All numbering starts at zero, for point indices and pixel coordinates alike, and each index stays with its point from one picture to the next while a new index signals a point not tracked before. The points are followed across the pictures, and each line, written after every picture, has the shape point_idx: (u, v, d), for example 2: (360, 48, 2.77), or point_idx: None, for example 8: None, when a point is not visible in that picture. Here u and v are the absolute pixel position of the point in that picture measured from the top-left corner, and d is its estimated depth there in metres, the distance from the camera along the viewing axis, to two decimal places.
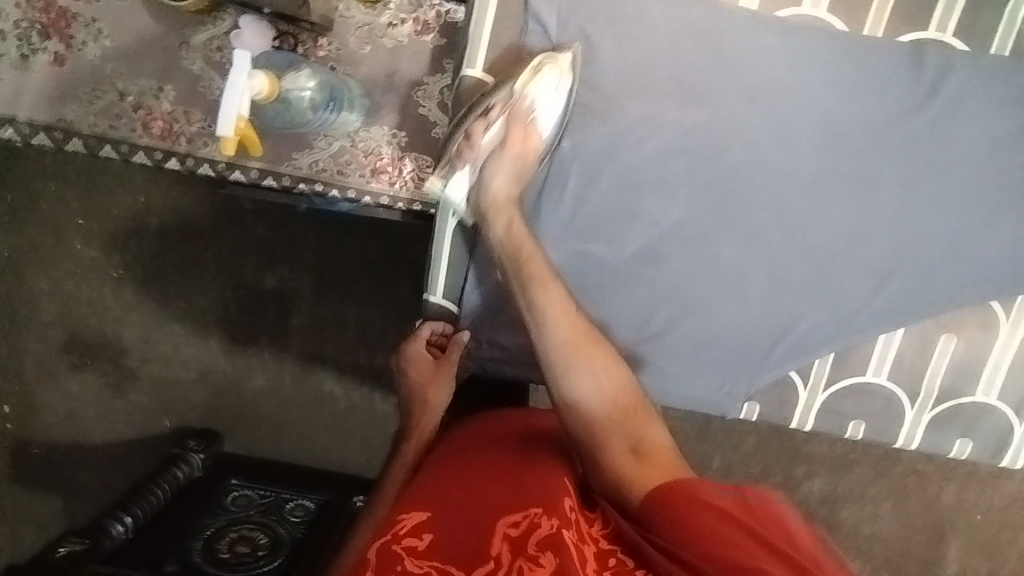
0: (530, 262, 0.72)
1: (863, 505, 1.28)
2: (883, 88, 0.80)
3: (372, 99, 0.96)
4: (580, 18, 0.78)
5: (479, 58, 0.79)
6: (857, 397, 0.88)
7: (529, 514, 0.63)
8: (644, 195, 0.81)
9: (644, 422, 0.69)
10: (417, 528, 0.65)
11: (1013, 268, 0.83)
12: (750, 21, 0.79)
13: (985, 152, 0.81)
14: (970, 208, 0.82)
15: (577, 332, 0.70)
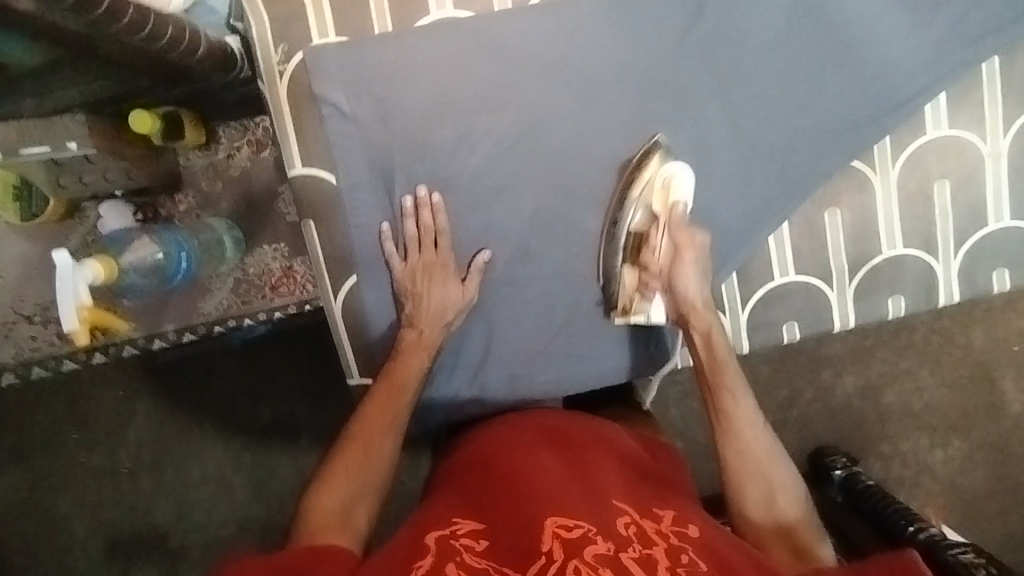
0: (727, 372, 0.78)
1: (904, 383, 1.27)
2: (660, 20, 0.81)
3: (242, 227, 1.01)
4: (361, 83, 0.80)
5: (294, 156, 0.82)
6: (777, 303, 0.89)
7: (582, 525, 0.60)
8: (490, 206, 0.83)
9: (777, 475, 0.74)
10: (473, 533, 0.63)
11: (860, 120, 0.84)
12: (510, 16, 0.80)
13: (780, 31, 0.82)
14: (794, 84, 0.83)
15: (755, 449, 0.75)
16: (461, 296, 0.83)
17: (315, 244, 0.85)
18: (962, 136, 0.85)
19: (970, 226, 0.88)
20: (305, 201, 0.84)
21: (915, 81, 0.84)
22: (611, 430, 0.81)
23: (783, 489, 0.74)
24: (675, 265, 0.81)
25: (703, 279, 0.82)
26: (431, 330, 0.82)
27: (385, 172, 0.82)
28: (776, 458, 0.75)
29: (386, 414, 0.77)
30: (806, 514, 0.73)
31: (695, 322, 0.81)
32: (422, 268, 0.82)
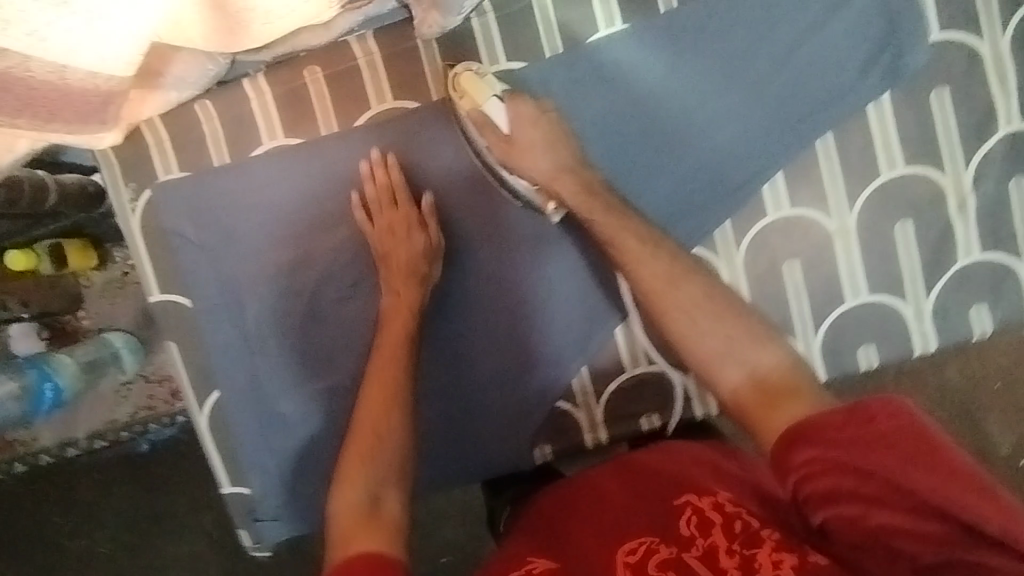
0: (600, 212, 0.74)
1: None
2: None
3: (141, 337, 1.06)
4: (205, 214, 0.85)
5: (151, 282, 0.87)
6: (633, 395, 0.88)
7: (644, 540, 0.58)
8: (336, 317, 0.87)
9: (746, 345, 0.63)
10: (546, 571, 0.59)
11: (698, 207, 0.83)
12: (335, 140, 0.84)
13: (603, 126, 0.82)
14: (625, 179, 0.82)
15: (651, 276, 0.70)
16: (429, 244, 0.82)
17: (178, 361, 0.89)
18: (805, 214, 0.83)
19: (829, 303, 0.85)
20: (166, 324, 0.88)
21: (749, 164, 0.82)
22: (654, 454, 0.70)
23: (743, 342, 0.64)
24: (529, 143, 0.78)
25: (552, 146, 0.78)
26: (409, 287, 0.80)
27: (234, 293, 0.87)
28: (738, 325, 0.65)
29: (389, 369, 0.73)
30: (763, 343, 0.63)
31: (572, 193, 0.76)
32: (393, 225, 0.81)
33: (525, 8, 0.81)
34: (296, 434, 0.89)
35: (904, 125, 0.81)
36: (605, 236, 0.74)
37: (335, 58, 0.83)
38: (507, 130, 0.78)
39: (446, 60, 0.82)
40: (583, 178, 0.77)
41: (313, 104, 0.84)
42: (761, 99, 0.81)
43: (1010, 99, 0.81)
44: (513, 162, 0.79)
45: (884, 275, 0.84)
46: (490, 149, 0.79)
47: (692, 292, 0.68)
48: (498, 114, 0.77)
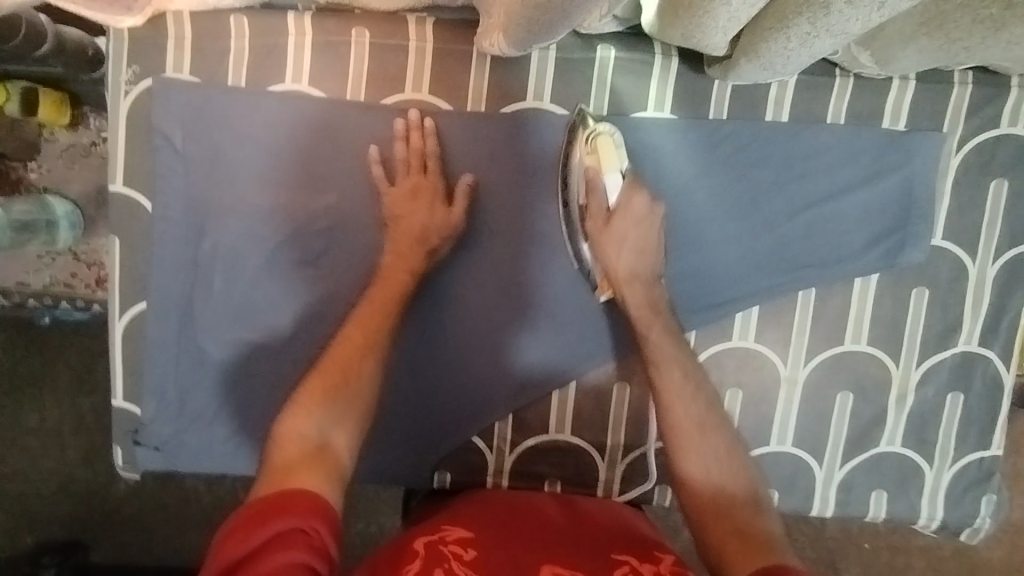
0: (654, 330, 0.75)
1: None
2: (503, 154, 0.82)
3: (86, 214, 1.00)
4: (199, 127, 0.81)
5: (118, 172, 0.83)
6: (544, 457, 0.87)
7: (573, 573, 0.66)
8: (290, 278, 0.84)
9: (742, 512, 0.67)
10: (462, 540, 0.69)
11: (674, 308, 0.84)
12: (358, 110, 0.81)
13: None
14: None
15: (682, 420, 0.71)
16: (446, 223, 0.80)
17: (115, 260, 0.84)
18: (763, 353, 0.86)
19: (754, 439, 0.87)
20: (117, 218, 0.83)
21: (735, 287, 0.84)
22: (605, 507, 0.80)
23: (746, 511, 0.67)
24: (627, 228, 0.77)
25: (640, 253, 0.77)
26: (412, 254, 0.79)
27: (198, 215, 0.83)
28: (739, 484, 0.69)
29: (365, 328, 0.74)
30: (748, 477, 0.69)
31: (637, 305, 0.76)
32: (410, 197, 0.80)
33: (587, 60, 0.80)
34: (207, 374, 0.86)
35: (879, 308, 0.85)
36: (648, 357, 0.75)
37: (388, 30, 0.81)
38: (609, 207, 0.77)
39: (494, 76, 0.81)
40: (653, 295, 0.77)
41: (349, 65, 0.81)
42: (765, 234, 0.83)
43: (976, 321, 0.85)
44: (599, 249, 0.78)
45: (809, 434, 0.88)
46: (587, 216, 0.78)
47: (702, 421, 0.71)
48: (612, 189, 0.77)
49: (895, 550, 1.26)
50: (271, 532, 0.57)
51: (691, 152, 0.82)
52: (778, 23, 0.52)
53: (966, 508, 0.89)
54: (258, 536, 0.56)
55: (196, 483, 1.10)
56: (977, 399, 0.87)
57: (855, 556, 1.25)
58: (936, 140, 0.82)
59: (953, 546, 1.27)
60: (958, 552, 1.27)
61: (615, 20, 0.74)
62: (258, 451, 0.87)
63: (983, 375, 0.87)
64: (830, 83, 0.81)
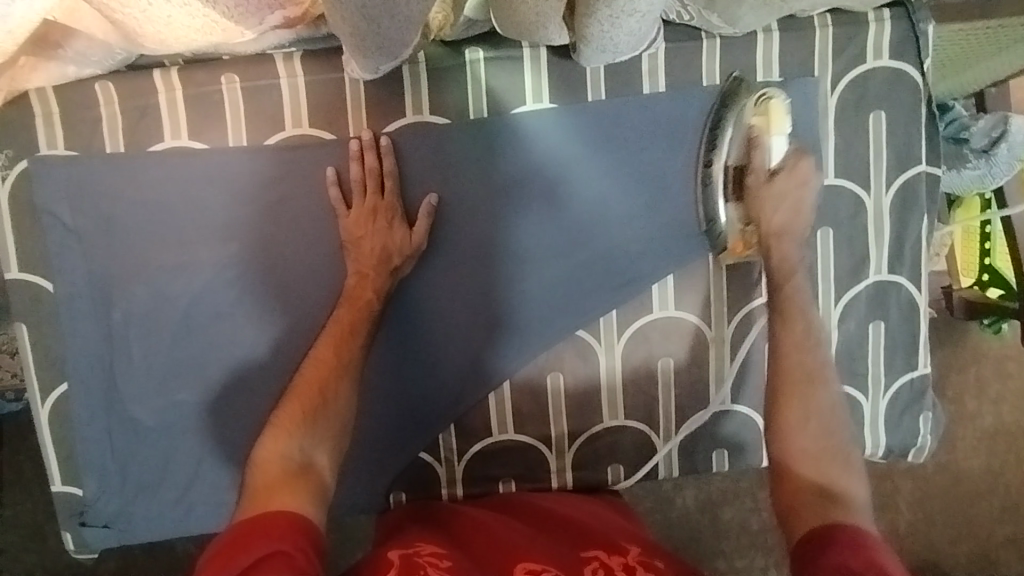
0: (794, 306, 0.79)
1: (743, 506, 1.26)
2: (436, 160, 0.82)
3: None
4: (86, 200, 0.80)
5: (11, 259, 0.81)
6: (494, 459, 0.88)
7: (548, 569, 0.65)
8: (207, 331, 0.83)
9: (832, 467, 0.72)
10: (437, 553, 0.67)
11: (601, 284, 0.85)
12: (244, 154, 0.81)
13: (540, 189, 0.84)
14: (537, 245, 0.84)
15: (794, 368, 0.77)
16: (406, 240, 0.81)
17: (26, 346, 0.83)
18: (686, 319, 0.87)
19: (694, 403, 0.89)
20: (19, 306, 0.82)
21: (641, 264, 0.85)
22: (578, 511, 0.80)
23: (832, 465, 0.72)
24: (787, 188, 0.81)
25: (795, 213, 0.81)
26: (377, 274, 0.80)
27: (102, 287, 0.82)
28: (832, 444, 0.73)
29: (336, 354, 0.76)
30: (844, 464, 0.72)
31: (780, 259, 0.81)
32: (362, 222, 0.80)
33: (459, 66, 0.81)
34: (143, 442, 0.85)
35: None
36: (777, 304, 0.80)
37: (258, 71, 0.80)
38: (772, 166, 0.82)
39: (371, 98, 0.81)
40: (799, 253, 0.81)
41: (226, 113, 0.81)
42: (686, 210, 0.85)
43: (882, 250, 0.88)
44: (754, 203, 0.82)
45: (747, 388, 0.89)
46: (749, 172, 0.83)
47: (810, 375, 0.77)
48: (779, 149, 0.82)
49: (882, 478, 1.30)
50: (259, 551, 0.58)
51: (577, 137, 0.83)
52: (586, 11, 0.54)
53: (907, 428, 0.91)
54: (244, 558, 0.58)
55: (188, 548, 1.08)
56: (897, 325, 0.89)
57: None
58: (811, 85, 0.84)
59: (933, 463, 1.30)
60: (938, 468, 1.30)
61: (471, 23, 0.75)
62: (214, 508, 0.87)
63: (898, 300, 0.89)
64: (698, 47, 0.83)
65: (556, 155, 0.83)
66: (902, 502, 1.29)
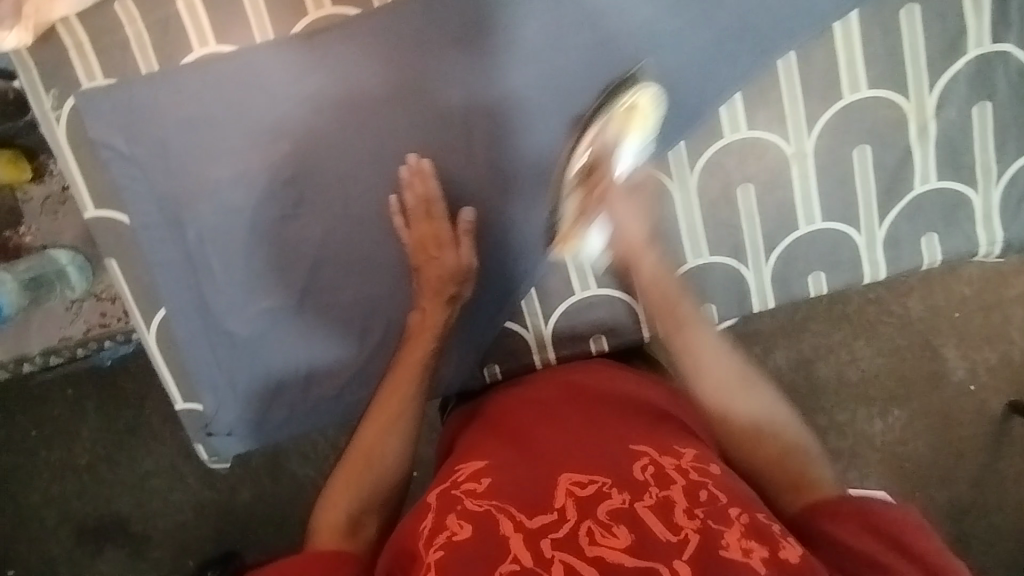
0: (677, 310, 0.77)
1: (837, 355, 1.22)
2: (460, 20, 0.78)
3: (88, 253, 1.05)
4: (136, 126, 0.81)
5: (87, 197, 0.84)
6: (580, 317, 0.87)
7: (597, 480, 0.62)
8: (278, 236, 0.84)
9: (781, 469, 0.70)
10: (476, 474, 0.66)
11: (652, 118, 0.80)
12: (271, 49, 0.79)
13: (576, 24, 0.78)
14: (575, 88, 0.80)
15: (717, 373, 0.74)
16: (457, 263, 0.79)
17: (120, 280, 0.87)
18: (763, 137, 0.81)
19: (781, 230, 0.83)
20: (104, 242, 0.86)
21: (703, 89, 0.79)
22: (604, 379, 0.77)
23: (798, 461, 0.70)
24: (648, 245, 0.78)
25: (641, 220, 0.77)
26: (434, 304, 0.79)
27: (170, 210, 0.84)
28: (785, 453, 0.70)
29: (398, 406, 0.75)
30: (803, 447, 0.71)
31: (648, 279, 0.78)
32: (424, 239, 0.79)
33: None
34: (243, 352, 0.88)
35: (870, 46, 0.78)
36: (659, 312, 0.77)
37: None
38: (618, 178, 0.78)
39: None
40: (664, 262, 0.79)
41: (247, 9, 0.79)
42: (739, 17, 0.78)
43: (981, 19, 0.77)
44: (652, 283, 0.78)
45: (839, 205, 0.82)
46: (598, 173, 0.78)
47: (742, 376, 0.74)
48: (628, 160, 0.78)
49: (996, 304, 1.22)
50: None
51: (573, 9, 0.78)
52: None
53: None
54: None
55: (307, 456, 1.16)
56: (1007, 105, 0.79)
57: (944, 327, 1.22)
58: None
59: None
60: None
61: None
62: (318, 403, 0.91)
63: (1007, 74, 0.79)
64: None
65: None
66: (1015, 331, 1.21)
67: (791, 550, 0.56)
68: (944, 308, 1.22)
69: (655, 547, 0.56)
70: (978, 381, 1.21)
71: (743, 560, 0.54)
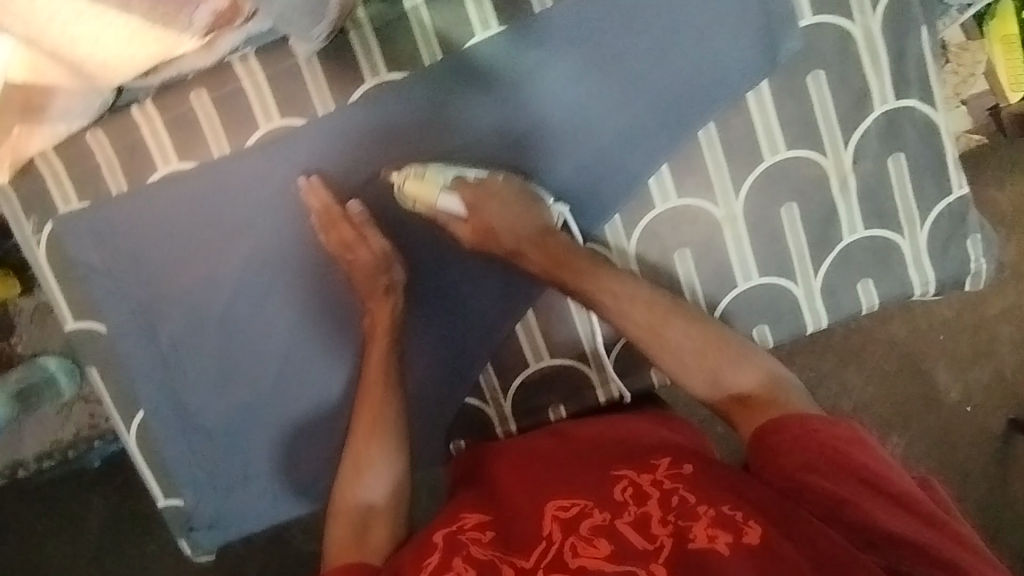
0: (569, 266, 0.80)
1: (828, 387, 1.23)
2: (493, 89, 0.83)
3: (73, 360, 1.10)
4: (108, 241, 0.87)
5: (66, 311, 0.90)
6: (537, 389, 0.92)
7: (579, 502, 0.68)
8: (244, 332, 0.89)
9: (721, 363, 0.74)
10: (480, 523, 0.71)
11: (630, 161, 0.84)
12: (228, 161, 0.85)
13: (589, 83, 0.83)
14: (580, 139, 0.84)
15: (641, 322, 0.77)
16: (374, 250, 0.83)
17: (101, 386, 0.92)
18: (693, 204, 0.85)
19: (721, 288, 0.87)
20: (84, 351, 0.91)
21: (652, 146, 0.83)
22: (612, 429, 0.80)
23: (731, 360, 0.74)
24: (495, 196, 0.81)
25: (514, 219, 0.81)
26: (376, 296, 0.83)
27: (146, 316, 0.89)
28: (720, 355, 0.74)
29: (365, 442, 0.80)
30: (733, 356, 0.74)
31: (533, 243, 0.82)
32: (340, 240, 0.83)
33: (401, 19, 0.81)
34: (220, 444, 0.92)
35: (782, 111, 0.83)
36: (553, 266, 0.81)
37: (219, 81, 0.83)
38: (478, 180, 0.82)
39: (328, 72, 0.82)
40: (540, 231, 0.82)
41: (203, 128, 0.84)
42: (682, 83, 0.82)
43: (883, 79, 0.82)
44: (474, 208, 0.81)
45: (774, 259, 0.86)
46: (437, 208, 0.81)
47: (716, 341, 0.75)
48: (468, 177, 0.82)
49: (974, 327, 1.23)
50: None
51: (558, 64, 0.82)
52: None
53: (956, 258, 0.86)
54: None
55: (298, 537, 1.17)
56: (920, 154, 0.84)
57: (933, 350, 1.23)
58: None
59: None
60: None
61: None
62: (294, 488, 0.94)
63: (915, 127, 0.84)
64: None
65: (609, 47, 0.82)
66: (995, 353, 1.22)
67: (752, 531, 0.61)
68: (921, 334, 1.23)
69: (634, 556, 0.62)
70: (973, 401, 1.22)
71: (712, 544, 0.61)
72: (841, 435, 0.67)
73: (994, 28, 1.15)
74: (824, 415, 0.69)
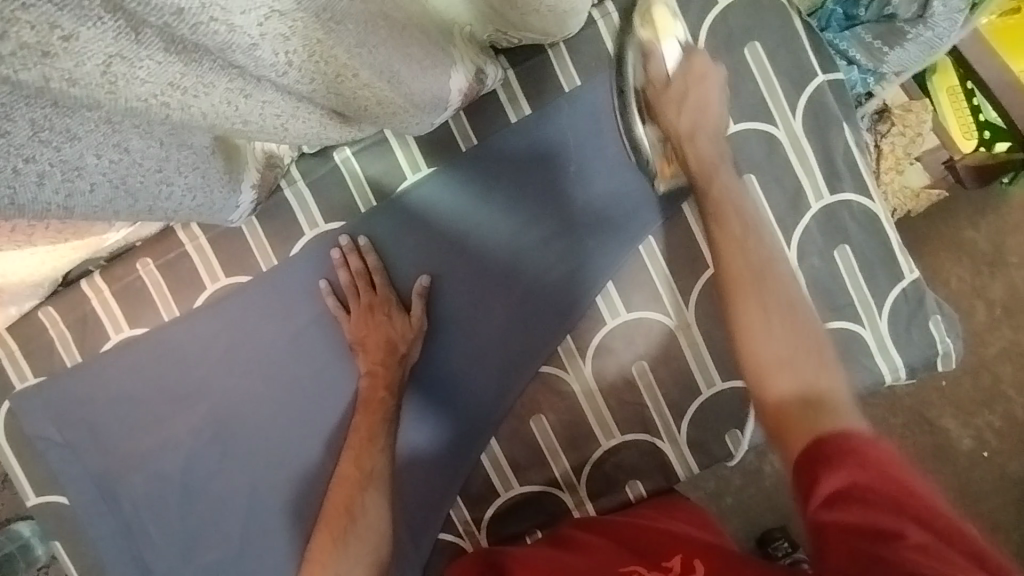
0: (716, 179, 0.72)
1: None
2: (462, 190, 0.84)
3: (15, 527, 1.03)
4: (66, 414, 0.87)
5: (28, 486, 0.88)
6: (513, 518, 0.87)
7: None
8: (208, 491, 0.87)
9: (801, 364, 0.61)
10: None
11: (601, 254, 0.84)
12: (180, 324, 0.85)
13: (551, 176, 0.83)
14: (549, 233, 0.84)
15: (740, 269, 0.66)
16: (408, 327, 0.83)
17: (66, 560, 0.89)
18: (644, 317, 0.84)
19: (686, 397, 0.85)
20: (48, 526, 0.89)
21: (606, 252, 0.84)
22: (637, 521, 0.77)
23: (807, 368, 0.60)
24: (689, 90, 0.73)
25: (700, 110, 0.73)
26: (388, 367, 0.82)
27: (107, 484, 0.87)
28: (803, 351, 0.61)
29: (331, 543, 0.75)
30: (818, 358, 0.61)
31: (702, 160, 0.72)
32: (363, 322, 0.83)
33: (332, 170, 0.83)
34: None
35: None
36: (710, 202, 0.71)
37: (164, 247, 0.85)
38: (670, 70, 0.74)
39: (268, 229, 0.84)
40: (718, 146, 0.74)
41: (152, 294, 0.85)
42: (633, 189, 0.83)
43: (814, 176, 0.83)
44: (655, 109, 0.74)
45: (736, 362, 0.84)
46: (648, 87, 0.75)
47: (790, 315, 0.63)
48: (672, 53, 0.74)
49: (978, 373, 1.14)
50: None
51: (523, 180, 0.83)
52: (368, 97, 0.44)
53: (918, 341, 0.84)
54: None
55: None
56: (864, 242, 0.83)
57: (935, 399, 1.14)
58: None
59: None
60: None
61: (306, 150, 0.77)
62: None
63: (854, 217, 0.83)
64: (543, 58, 0.83)
65: (561, 141, 0.83)
66: (1005, 397, 1.14)
67: None
68: (925, 386, 1.14)
69: None
70: (989, 447, 1.13)
71: None
72: (879, 460, 0.50)
73: (936, 83, 1.07)
74: (874, 435, 0.52)
